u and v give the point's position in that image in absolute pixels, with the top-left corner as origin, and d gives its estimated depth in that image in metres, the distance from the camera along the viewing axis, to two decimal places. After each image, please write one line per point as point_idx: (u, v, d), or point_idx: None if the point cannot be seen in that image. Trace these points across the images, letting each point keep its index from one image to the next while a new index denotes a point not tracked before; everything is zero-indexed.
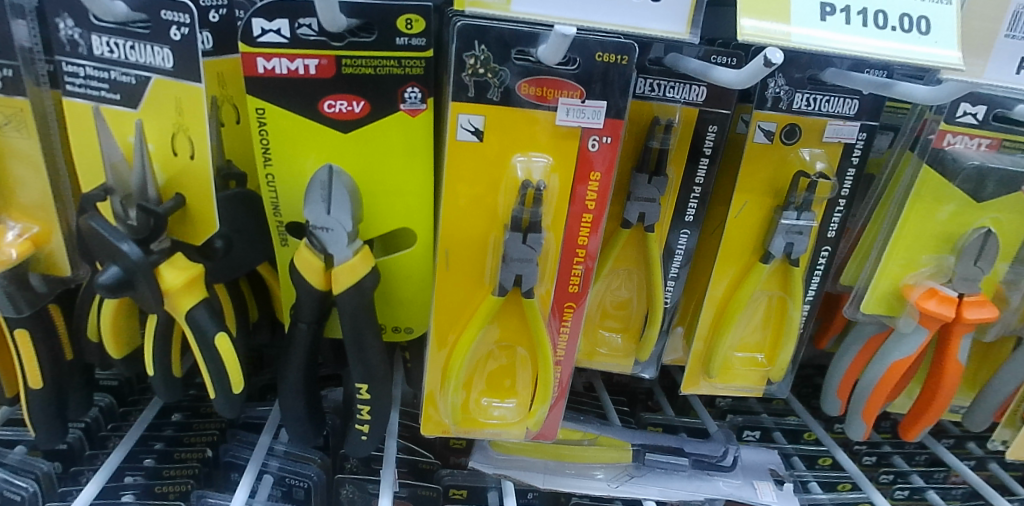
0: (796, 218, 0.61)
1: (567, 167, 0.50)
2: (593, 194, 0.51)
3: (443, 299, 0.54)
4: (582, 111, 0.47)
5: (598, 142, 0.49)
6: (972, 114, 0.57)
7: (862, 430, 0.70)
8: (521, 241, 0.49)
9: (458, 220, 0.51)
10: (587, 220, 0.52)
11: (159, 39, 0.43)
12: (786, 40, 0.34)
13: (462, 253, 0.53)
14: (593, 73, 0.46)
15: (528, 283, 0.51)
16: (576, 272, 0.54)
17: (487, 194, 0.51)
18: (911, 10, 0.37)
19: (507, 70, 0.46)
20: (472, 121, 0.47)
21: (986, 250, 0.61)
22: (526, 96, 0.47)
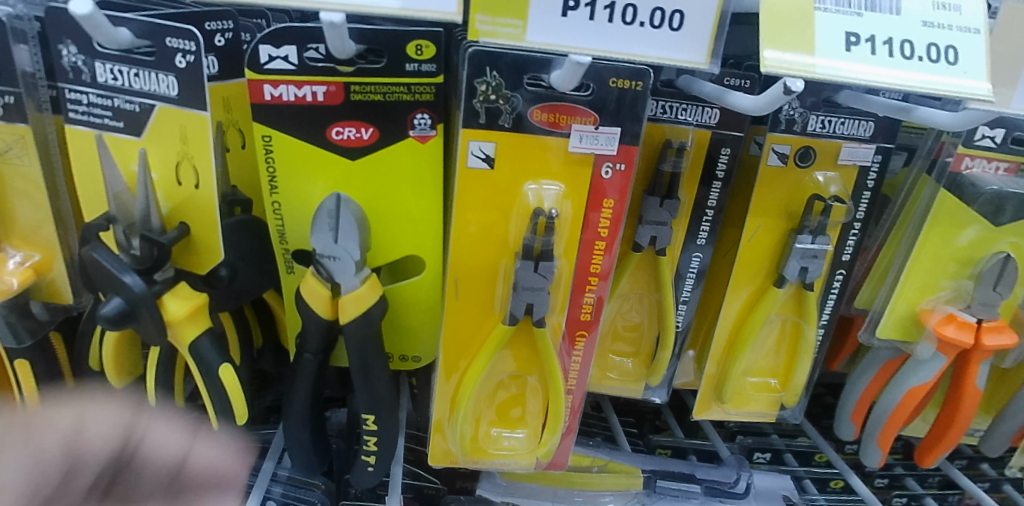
0: (811, 242, 0.60)
1: (580, 194, 0.49)
2: (605, 221, 0.50)
3: (452, 326, 0.53)
4: (596, 137, 0.46)
5: (612, 169, 0.48)
6: (990, 137, 0.56)
7: (877, 457, 0.68)
8: (532, 268, 0.48)
9: (469, 247, 0.50)
10: (599, 247, 0.51)
11: (164, 66, 0.42)
12: (811, 72, 0.33)
13: (472, 280, 0.52)
14: (607, 99, 0.45)
15: (539, 312, 0.50)
16: (588, 300, 0.53)
17: (498, 221, 0.49)
18: (938, 39, 0.36)
19: (520, 95, 0.44)
20: (484, 148, 0.46)
21: (1005, 275, 0.60)
22: (539, 122, 0.46)
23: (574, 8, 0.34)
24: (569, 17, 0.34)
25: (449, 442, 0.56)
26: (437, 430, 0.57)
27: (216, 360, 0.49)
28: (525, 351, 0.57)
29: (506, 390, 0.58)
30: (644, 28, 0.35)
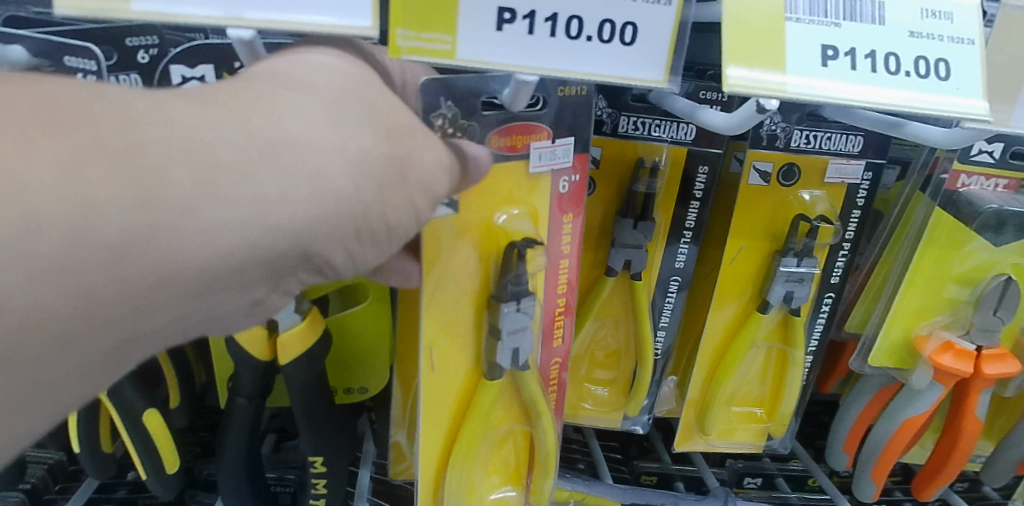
0: (795, 266, 0.56)
1: (544, 214, 0.47)
2: (568, 237, 0.49)
3: (433, 394, 0.48)
4: (554, 152, 0.44)
5: (568, 182, 0.47)
6: (988, 152, 0.53)
7: (872, 491, 0.63)
8: (518, 310, 0.46)
9: (442, 304, 0.46)
10: (564, 274, 0.50)
11: None
12: (781, 91, 0.29)
13: (450, 337, 0.48)
14: (559, 111, 0.43)
15: (527, 355, 0.48)
16: (558, 328, 0.52)
17: (469, 265, 0.47)
18: (928, 52, 0.31)
19: (478, 125, 0.41)
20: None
21: (1007, 299, 0.55)
22: (498, 149, 0.43)
23: (510, 21, 0.30)
24: (505, 31, 0.30)
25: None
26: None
27: (141, 405, 0.51)
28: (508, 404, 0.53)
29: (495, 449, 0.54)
30: (592, 42, 0.31)
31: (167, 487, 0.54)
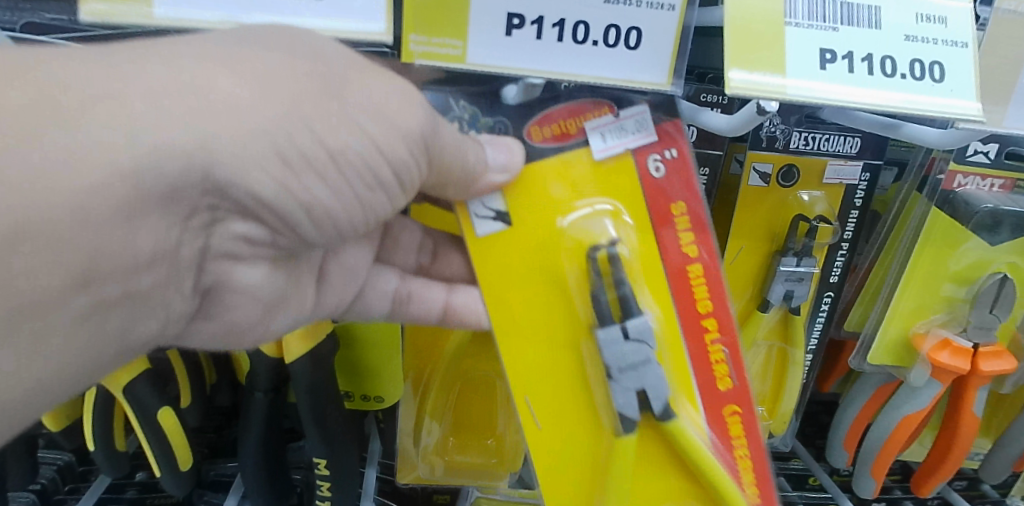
0: (795, 265, 0.56)
1: (641, 216, 0.42)
2: (685, 231, 0.43)
3: (552, 451, 0.45)
4: (622, 127, 0.40)
5: (659, 160, 0.41)
6: (984, 153, 0.54)
7: (872, 488, 0.64)
8: (622, 340, 0.42)
9: (532, 346, 0.44)
10: (694, 270, 0.43)
11: None
12: (781, 92, 0.30)
13: (546, 386, 0.44)
14: (623, 82, 0.39)
15: (654, 391, 0.43)
16: (716, 353, 0.45)
17: (555, 295, 0.43)
18: (923, 55, 0.32)
19: (509, 117, 0.40)
20: (489, 202, 0.41)
21: (1002, 297, 0.57)
22: (545, 140, 0.40)
23: (519, 27, 0.31)
24: (513, 36, 0.31)
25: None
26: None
27: (153, 402, 0.52)
28: (660, 459, 0.47)
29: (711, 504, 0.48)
30: (597, 46, 0.32)
31: (180, 485, 0.54)
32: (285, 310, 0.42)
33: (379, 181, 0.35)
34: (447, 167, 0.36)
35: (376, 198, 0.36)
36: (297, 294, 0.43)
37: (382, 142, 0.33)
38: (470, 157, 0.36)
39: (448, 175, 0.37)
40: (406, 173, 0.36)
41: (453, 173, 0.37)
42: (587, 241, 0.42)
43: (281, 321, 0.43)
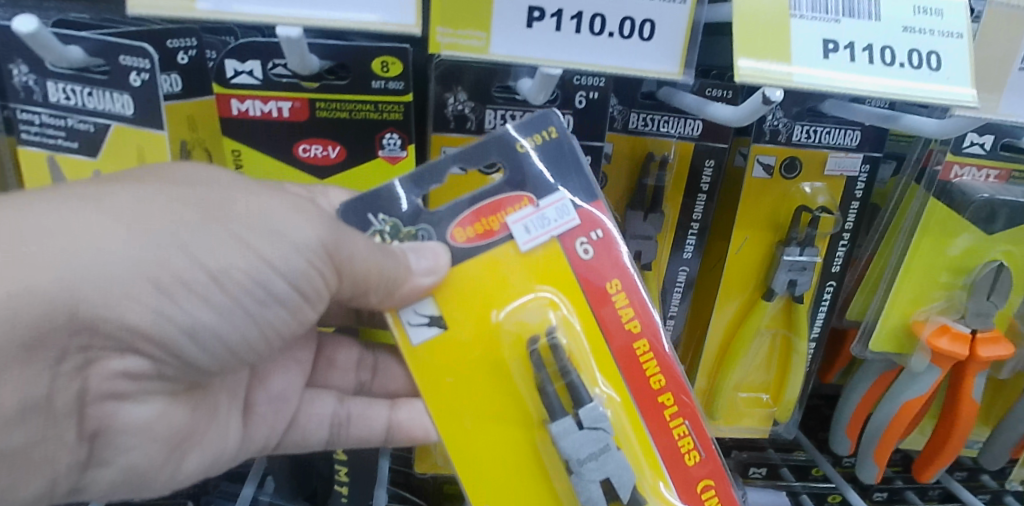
0: (798, 255, 0.58)
1: (578, 301, 0.43)
2: (625, 312, 0.43)
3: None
4: (543, 217, 0.41)
5: (587, 244, 0.42)
6: (980, 144, 0.55)
7: (874, 473, 0.65)
8: (575, 428, 0.40)
9: (484, 447, 0.42)
10: (641, 348, 0.43)
11: (119, 85, 0.41)
12: (788, 80, 0.32)
13: (510, 485, 0.42)
14: (531, 172, 0.41)
15: (621, 480, 0.40)
16: (677, 429, 0.42)
17: (501, 390, 0.43)
18: (920, 46, 0.34)
19: (432, 226, 0.42)
20: (422, 309, 0.42)
21: (999, 284, 0.58)
22: (468, 241, 0.42)
23: (539, 19, 0.33)
24: (534, 27, 0.33)
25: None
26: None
27: None
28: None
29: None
30: (614, 38, 0.34)
31: None
32: (197, 435, 0.45)
33: (269, 300, 0.38)
34: (365, 279, 0.39)
35: (271, 314, 0.39)
36: (206, 421, 0.45)
37: (277, 269, 0.37)
38: (387, 268, 0.38)
39: (361, 282, 0.39)
40: (311, 279, 0.38)
41: (366, 278, 0.39)
42: (525, 333, 0.43)
43: (191, 462, 0.45)
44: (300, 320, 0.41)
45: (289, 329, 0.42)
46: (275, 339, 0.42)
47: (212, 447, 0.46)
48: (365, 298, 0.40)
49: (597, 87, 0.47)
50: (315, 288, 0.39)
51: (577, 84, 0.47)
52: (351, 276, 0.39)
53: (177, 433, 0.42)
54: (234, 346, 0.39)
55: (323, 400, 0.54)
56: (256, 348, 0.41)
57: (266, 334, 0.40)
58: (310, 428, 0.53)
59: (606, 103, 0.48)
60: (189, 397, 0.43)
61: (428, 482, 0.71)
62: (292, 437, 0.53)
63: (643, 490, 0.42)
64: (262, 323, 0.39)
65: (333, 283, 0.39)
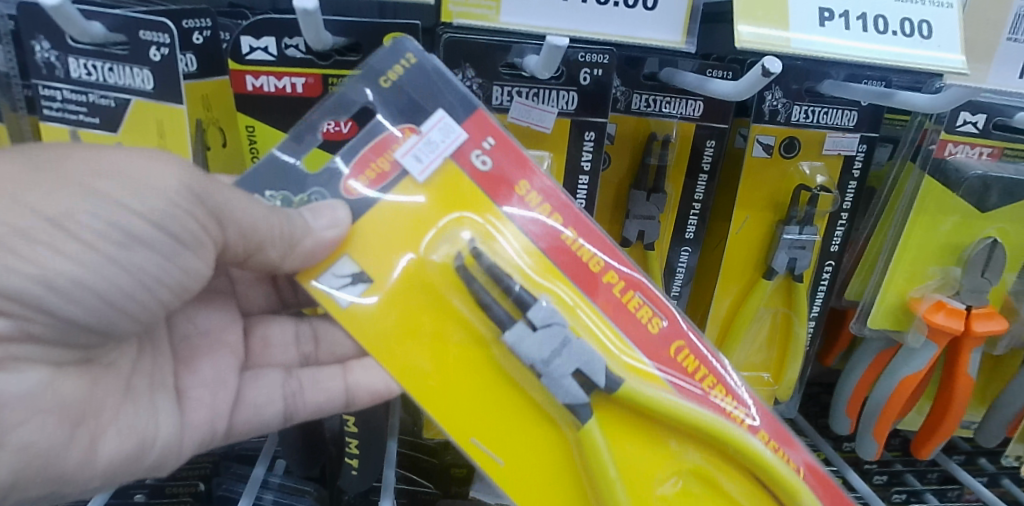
0: (798, 233, 0.60)
1: (491, 211, 0.40)
2: (544, 206, 0.41)
3: (523, 492, 0.40)
4: (429, 140, 0.39)
5: (483, 152, 0.40)
6: (973, 123, 0.57)
7: (873, 449, 0.66)
8: (531, 332, 0.38)
9: (445, 390, 0.39)
10: (571, 236, 0.41)
11: (139, 60, 0.45)
12: (786, 45, 0.34)
13: (490, 421, 0.39)
14: (405, 104, 0.40)
15: (599, 374, 0.39)
16: (631, 300, 0.42)
17: (440, 323, 0.40)
18: (911, 15, 0.38)
19: (324, 187, 0.40)
20: (340, 270, 0.39)
21: (993, 261, 0.60)
22: (363, 190, 0.39)
23: None
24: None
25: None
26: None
27: None
28: (640, 443, 0.42)
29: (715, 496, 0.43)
30: (618, 7, 0.39)
31: None
32: (106, 415, 0.39)
33: (134, 244, 0.34)
34: (252, 227, 0.37)
35: (147, 263, 0.35)
36: (118, 398, 0.40)
37: (135, 208, 0.34)
38: (286, 223, 0.37)
39: (253, 236, 0.37)
40: (189, 221, 0.35)
41: (263, 233, 0.37)
42: (444, 264, 0.40)
43: (108, 444, 0.39)
44: (195, 275, 0.38)
45: (185, 287, 0.38)
46: (170, 301, 0.38)
47: (136, 424, 0.40)
48: (265, 252, 0.38)
49: (602, 63, 0.48)
50: (202, 234, 0.36)
51: (581, 61, 0.48)
52: (236, 226, 0.37)
53: (80, 405, 0.37)
54: (116, 304, 0.35)
55: (269, 375, 0.51)
56: (146, 308, 0.37)
57: (152, 290, 0.37)
58: (260, 402, 0.49)
59: (609, 81, 0.49)
60: (85, 368, 0.38)
61: (434, 465, 0.72)
62: (241, 419, 0.48)
63: (623, 372, 0.41)
64: (143, 276, 0.35)
65: (218, 234, 0.37)
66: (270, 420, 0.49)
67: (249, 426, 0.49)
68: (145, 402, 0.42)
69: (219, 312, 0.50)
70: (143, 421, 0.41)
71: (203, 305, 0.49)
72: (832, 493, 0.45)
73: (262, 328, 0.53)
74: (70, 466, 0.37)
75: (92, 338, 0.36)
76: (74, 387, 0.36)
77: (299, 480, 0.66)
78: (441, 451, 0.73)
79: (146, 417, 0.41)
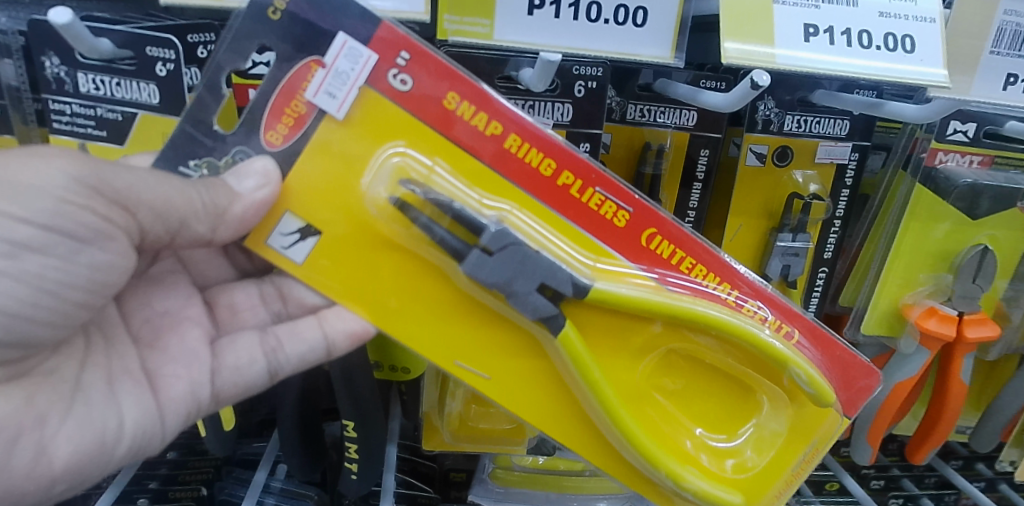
0: (791, 240, 0.60)
1: (427, 134, 0.42)
2: (478, 119, 0.41)
3: (513, 393, 0.47)
4: (338, 73, 0.40)
5: (401, 70, 0.41)
6: (963, 132, 0.58)
7: (868, 455, 0.66)
8: (487, 257, 0.41)
9: (415, 325, 0.45)
10: (513, 140, 0.42)
11: (145, 75, 0.47)
12: (772, 61, 0.37)
13: (458, 337, 0.45)
14: (301, 33, 0.40)
15: (561, 287, 0.43)
16: (593, 198, 0.43)
17: (392, 253, 0.44)
18: (895, 30, 0.41)
19: (244, 144, 0.42)
20: (286, 228, 0.43)
21: (985, 267, 0.60)
22: (286, 139, 0.42)
23: (539, 7, 0.41)
24: (534, 15, 0.41)
25: (691, 491, 0.48)
26: (645, 484, 0.52)
27: None
28: (608, 337, 0.48)
29: (696, 363, 0.51)
30: (609, 24, 0.42)
31: (223, 443, 0.63)
32: (53, 423, 0.43)
33: (24, 252, 0.38)
34: (166, 207, 0.40)
35: (40, 269, 0.39)
36: (62, 408, 0.44)
37: (20, 215, 0.37)
38: (209, 196, 0.40)
39: (169, 214, 0.40)
40: (84, 215, 0.39)
41: (185, 210, 0.40)
42: (384, 200, 0.42)
43: (60, 448, 0.43)
44: (109, 267, 0.42)
45: (102, 283, 0.42)
46: (84, 300, 0.42)
47: (90, 422, 0.45)
48: (192, 228, 0.41)
49: (596, 76, 0.50)
50: (108, 226, 0.40)
51: (575, 73, 0.50)
52: (149, 209, 0.40)
53: (12, 422, 0.41)
54: (19, 312, 0.40)
55: (245, 335, 0.52)
56: (52, 309, 0.41)
57: (55, 292, 0.41)
58: (241, 364, 0.51)
59: (604, 93, 0.50)
60: (17, 385, 0.42)
61: (434, 469, 0.73)
62: (225, 381, 0.51)
63: (594, 278, 0.44)
64: (39, 282, 0.39)
65: (130, 221, 0.40)
66: (255, 379, 0.51)
67: (235, 388, 0.51)
68: (98, 402, 0.46)
69: (172, 295, 0.52)
70: (99, 418, 0.45)
71: (155, 289, 0.51)
72: (832, 355, 0.49)
73: (226, 297, 0.55)
74: (19, 476, 0.42)
75: (14, 352, 0.41)
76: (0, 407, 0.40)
77: (300, 484, 0.67)
78: (441, 455, 0.75)
79: (103, 414, 0.46)
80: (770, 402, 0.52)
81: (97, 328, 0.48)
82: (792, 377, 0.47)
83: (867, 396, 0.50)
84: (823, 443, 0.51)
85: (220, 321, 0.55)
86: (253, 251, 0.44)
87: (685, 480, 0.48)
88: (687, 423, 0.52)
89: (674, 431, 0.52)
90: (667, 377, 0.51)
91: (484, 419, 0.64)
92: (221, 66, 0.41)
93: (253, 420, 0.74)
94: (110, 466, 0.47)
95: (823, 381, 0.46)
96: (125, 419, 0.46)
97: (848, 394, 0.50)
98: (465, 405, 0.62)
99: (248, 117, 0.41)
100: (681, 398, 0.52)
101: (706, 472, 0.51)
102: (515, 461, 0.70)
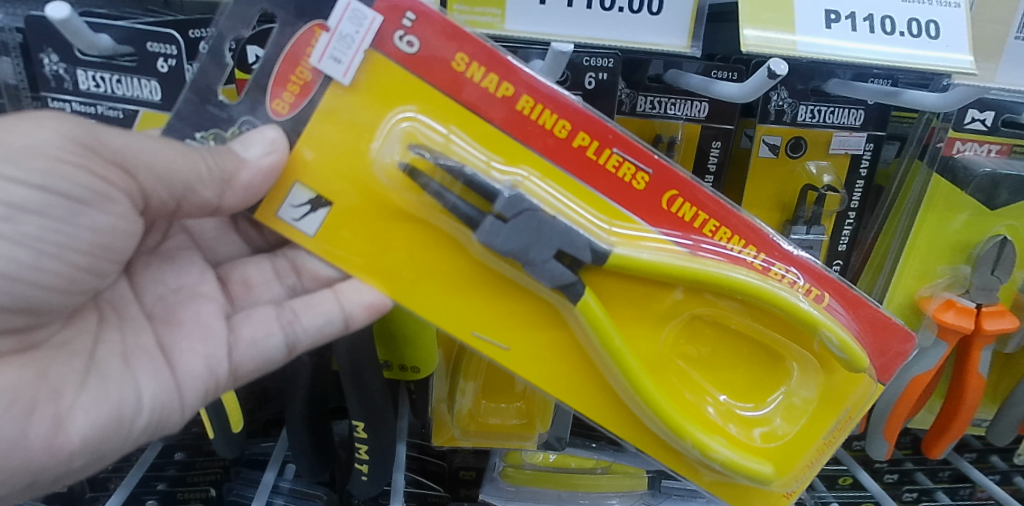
0: (805, 233, 0.59)
1: (437, 98, 0.40)
2: (490, 82, 0.40)
3: (535, 364, 0.46)
4: (343, 36, 0.39)
5: (409, 33, 0.39)
6: (981, 120, 0.57)
7: (884, 449, 0.64)
8: (501, 223, 0.41)
9: (432, 296, 0.44)
10: (526, 102, 0.40)
11: (146, 72, 0.47)
12: (792, 48, 0.38)
13: (476, 306, 0.45)
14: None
15: (576, 253, 0.42)
16: (610, 158, 0.42)
17: (407, 221, 0.43)
18: (919, 15, 0.41)
19: (251, 115, 0.41)
20: (297, 200, 0.42)
21: (1003, 258, 0.59)
22: (293, 107, 0.41)
23: None
24: (546, 3, 0.41)
25: (719, 460, 0.47)
26: (670, 455, 0.51)
27: None
28: (629, 305, 0.48)
29: (720, 329, 0.50)
30: (624, 11, 0.42)
31: (230, 446, 0.62)
32: (68, 396, 0.42)
33: (20, 214, 0.37)
34: (169, 171, 0.39)
35: (38, 231, 0.38)
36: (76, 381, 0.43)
37: (15, 176, 0.36)
38: (215, 162, 0.39)
39: (174, 179, 0.39)
40: (81, 176, 0.38)
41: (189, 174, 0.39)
42: (394, 168, 0.41)
43: (77, 421, 0.42)
44: (111, 230, 0.41)
45: (105, 246, 0.41)
46: (90, 264, 0.42)
47: (106, 396, 0.44)
48: (198, 193, 0.40)
49: (607, 68, 0.49)
50: (106, 187, 0.39)
51: (587, 65, 0.49)
52: (149, 171, 0.39)
53: (25, 393, 0.40)
54: (20, 277, 0.39)
55: (262, 310, 0.51)
56: (57, 274, 0.40)
57: (58, 256, 0.40)
58: (258, 337, 0.50)
59: (614, 84, 0.50)
60: (28, 357, 0.42)
61: (444, 468, 0.73)
62: (243, 356, 0.50)
63: (612, 243, 0.43)
64: (39, 244, 0.39)
65: (130, 185, 0.40)
66: (273, 352, 0.51)
67: (253, 363, 0.51)
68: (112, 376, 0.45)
69: (185, 271, 0.51)
70: (116, 391, 0.44)
71: (167, 266, 0.51)
72: (863, 317, 0.48)
73: (240, 271, 0.53)
74: (37, 451, 0.41)
75: (19, 319, 0.40)
76: (14, 377, 0.40)
77: (310, 484, 0.67)
78: (451, 454, 0.74)
79: (120, 386, 0.45)
80: (798, 368, 0.51)
81: (107, 303, 0.48)
82: (822, 342, 0.46)
83: (901, 360, 0.49)
84: (855, 410, 0.50)
85: (235, 297, 0.53)
86: (264, 223, 0.43)
87: (712, 449, 0.47)
88: (711, 391, 0.51)
89: (698, 398, 0.51)
90: (690, 345, 0.50)
91: (493, 415, 0.63)
92: (223, 35, 0.39)
93: (260, 420, 0.74)
94: (128, 441, 0.46)
95: (854, 344, 0.45)
96: (143, 394, 0.46)
97: (882, 360, 0.49)
98: (475, 402, 0.62)
99: (254, 86, 0.41)
100: (705, 366, 0.51)
101: (734, 441, 0.51)
102: (526, 459, 0.69)
